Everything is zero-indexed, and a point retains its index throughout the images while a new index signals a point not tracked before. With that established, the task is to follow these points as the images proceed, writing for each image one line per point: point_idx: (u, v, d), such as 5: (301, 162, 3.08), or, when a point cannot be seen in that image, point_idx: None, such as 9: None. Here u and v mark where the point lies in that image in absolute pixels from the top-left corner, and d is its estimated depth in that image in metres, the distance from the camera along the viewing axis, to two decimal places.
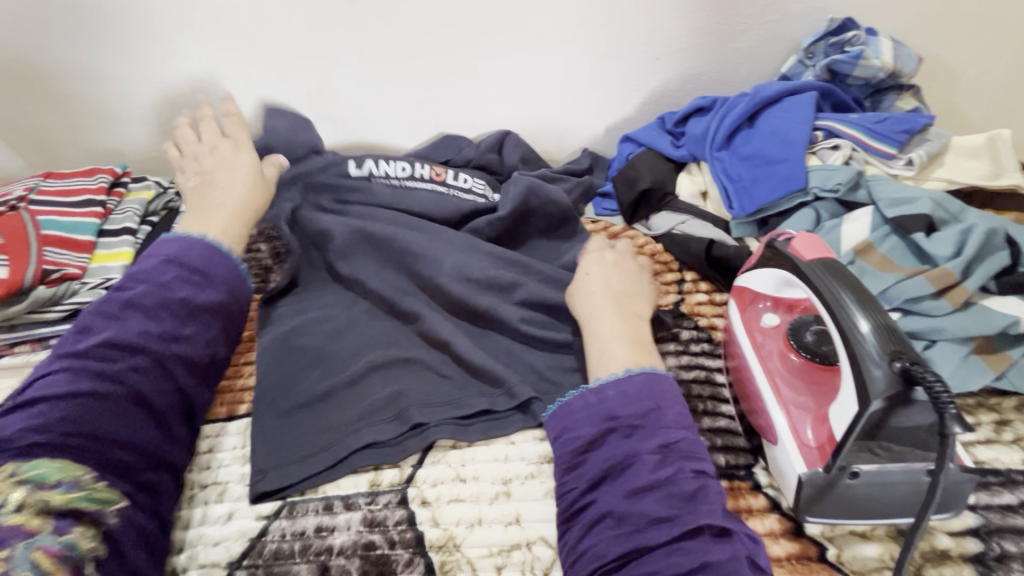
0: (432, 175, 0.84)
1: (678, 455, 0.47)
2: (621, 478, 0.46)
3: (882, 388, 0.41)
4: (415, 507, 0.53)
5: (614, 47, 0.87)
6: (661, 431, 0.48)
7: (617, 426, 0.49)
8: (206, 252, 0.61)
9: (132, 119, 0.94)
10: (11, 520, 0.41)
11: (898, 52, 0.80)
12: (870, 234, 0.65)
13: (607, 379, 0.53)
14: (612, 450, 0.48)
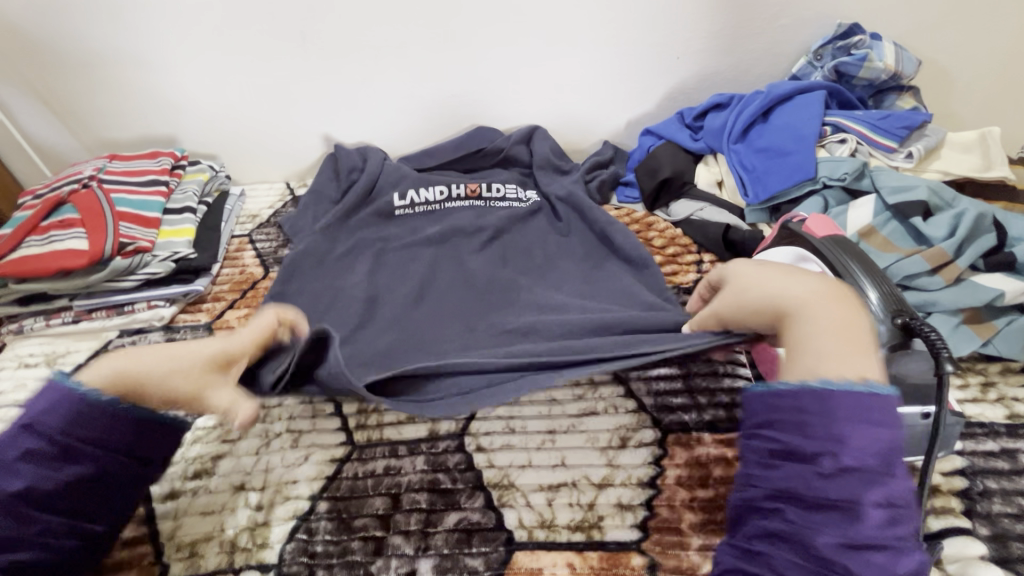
0: (467, 193, 0.88)
1: (854, 481, 0.39)
2: (828, 504, 0.40)
3: (886, 339, 0.48)
4: (472, 451, 0.59)
5: (638, 48, 0.94)
6: (844, 450, 0.40)
7: (826, 448, 0.40)
8: (71, 409, 0.46)
9: (184, 107, 1.00)
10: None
11: (900, 56, 0.87)
12: (873, 218, 0.72)
13: (827, 389, 0.42)
14: (813, 473, 0.40)
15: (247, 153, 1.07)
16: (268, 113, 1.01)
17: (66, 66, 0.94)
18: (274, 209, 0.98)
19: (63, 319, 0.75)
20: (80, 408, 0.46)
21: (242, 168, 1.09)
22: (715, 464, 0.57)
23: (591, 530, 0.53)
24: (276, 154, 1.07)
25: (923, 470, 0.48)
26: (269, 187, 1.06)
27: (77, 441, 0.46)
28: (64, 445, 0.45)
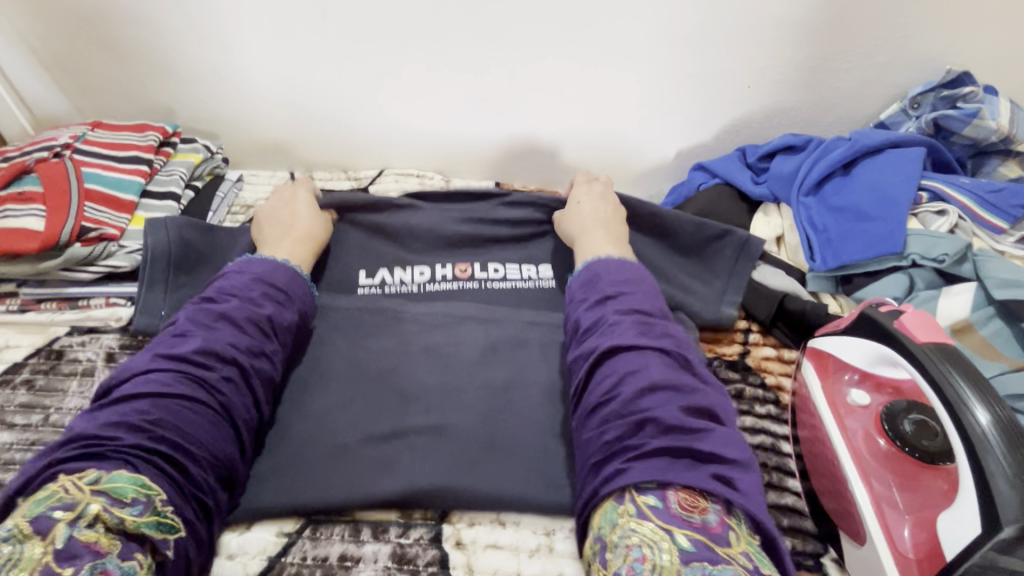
0: (456, 273, 0.71)
1: (620, 408, 0.43)
2: (609, 424, 0.43)
3: (1014, 515, 0.37)
4: (448, 547, 0.48)
5: (706, 69, 0.81)
6: (620, 373, 0.45)
7: (590, 380, 0.47)
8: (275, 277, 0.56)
9: (187, 78, 0.90)
10: (84, 535, 0.36)
11: (1015, 116, 0.74)
12: (971, 313, 0.60)
13: (584, 341, 0.49)
14: (595, 405, 0.45)
15: (251, 135, 0.97)
16: (278, 93, 0.90)
17: (61, 18, 0.84)
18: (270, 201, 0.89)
19: (8, 305, 0.66)
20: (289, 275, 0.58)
21: (244, 150, 0.99)
22: None
23: None
24: (283, 140, 0.97)
25: None
26: (269, 174, 0.96)
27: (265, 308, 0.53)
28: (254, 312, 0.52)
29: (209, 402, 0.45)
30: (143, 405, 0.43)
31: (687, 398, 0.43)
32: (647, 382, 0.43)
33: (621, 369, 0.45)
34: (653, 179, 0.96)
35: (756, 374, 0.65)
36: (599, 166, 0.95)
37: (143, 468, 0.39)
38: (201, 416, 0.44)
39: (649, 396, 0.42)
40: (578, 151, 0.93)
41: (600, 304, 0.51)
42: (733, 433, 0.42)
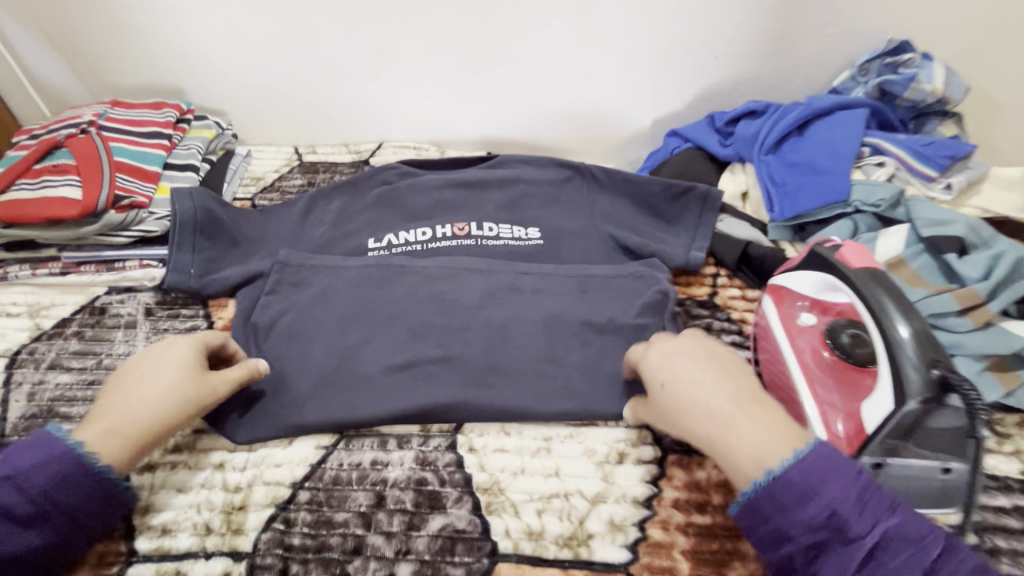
0: (455, 232, 0.79)
1: (860, 534, 0.39)
2: (840, 552, 0.40)
3: (917, 389, 0.46)
4: (463, 452, 0.57)
5: (679, 43, 0.89)
6: (821, 498, 0.41)
7: (795, 538, 0.41)
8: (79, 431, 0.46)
9: (194, 59, 0.95)
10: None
11: (950, 80, 0.83)
12: (904, 249, 0.69)
13: (750, 497, 0.43)
14: (829, 553, 0.40)
15: (256, 113, 1.03)
16: (281, 72, 0.96)
17: (72, 3, 0.89)
18: (279, 173, 0.96)
19: (50, 268, 0.73)
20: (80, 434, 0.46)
21: (249, 128, 1.05)
22: (716, 490, 0.54)
23: (579, 548, 0.50)
24: (286, 117, 1.03)
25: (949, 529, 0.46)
26: (275, 149, 1.03)
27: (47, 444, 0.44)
28: (59, 480, 0.44)
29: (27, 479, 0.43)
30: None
31: (840, 481, 0.41)
32: (859, 490, 0.40)
33: (821, 497, 0.41)
34: (633, 146, 1.04)
35: (722, 310, 0.75)
36: (583, 135, 1.03)
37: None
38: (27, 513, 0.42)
39: (788, 509, 0.41)
40: (563, 121, 1.01)
41: (750, 506, 0.43)
42: (891, 502, 0.41)
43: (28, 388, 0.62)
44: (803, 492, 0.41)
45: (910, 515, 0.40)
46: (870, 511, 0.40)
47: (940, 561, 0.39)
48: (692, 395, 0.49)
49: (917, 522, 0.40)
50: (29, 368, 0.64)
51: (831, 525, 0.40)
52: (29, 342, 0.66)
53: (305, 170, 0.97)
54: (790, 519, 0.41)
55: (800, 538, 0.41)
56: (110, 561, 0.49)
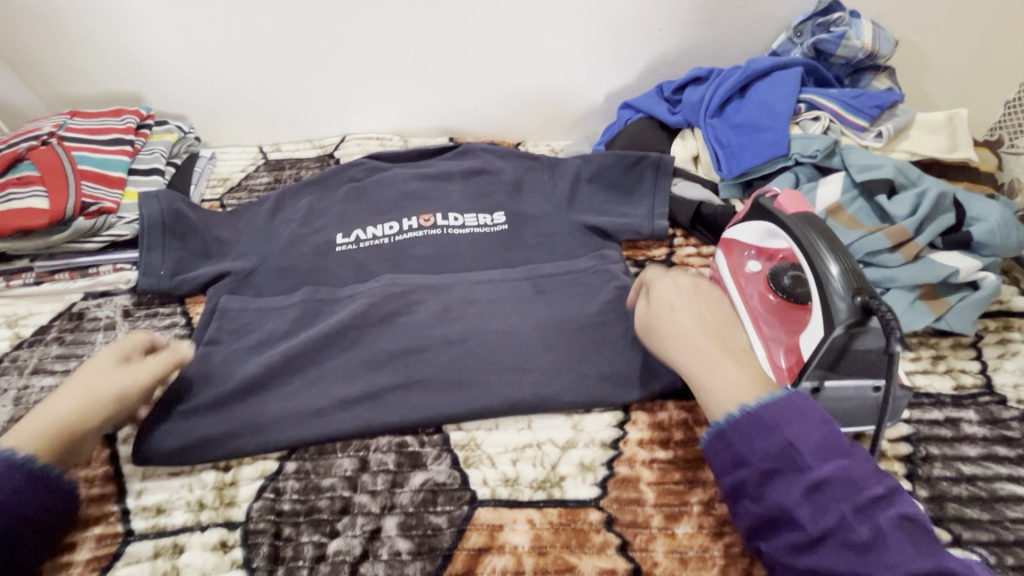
0: (421, 224, 0.81)
1: (807, 457, 0.42)
2: (791, 476, 0.42)
3: (843, 317, 0.50)
4: None
5: (624, 17, 0.92)
6: (779, 429, 0.43)
7: (751, 462, 0.44)
8: (9, 472, 0.47)
9: (150, 65, 0.96)
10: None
11: (877, 35, 0.88)
12: (841, 196, 0.73)
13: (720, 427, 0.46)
14: (780, 479, 0.42)
15: (218, 115, 1.04)
16: (238, 71, 0.97)
17: (21, 16, 0.89)
18: (245, 172, 0.98)
19: (24, 279, 0.74)
20: (15, 472, 0.47)
21: (212, 130, 1.06)
22: (677, 428, 0.59)
23: (552, 489, 0.55)
24: (249, 118, 1.04)
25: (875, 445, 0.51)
26: (240, 149, 1.04)
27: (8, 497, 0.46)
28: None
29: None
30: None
31: (805, 421, 0.43)
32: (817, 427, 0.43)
33: (777, 425, 0.44)
34: (590, 121, 1.08)
35: (679, 268, 0.79)
36: (541, 114, 1.06)
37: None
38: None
39: (751, 436, 0.44)
40: (520, 101, 1.04)
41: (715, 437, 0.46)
42: (849, 446, 0.42)
43: (14, 394, 0.64)
44: (763, 422, 0.44)
45: (861, 460, 0.42)
46: (824, 446, 0.42)
47: (878, 500, 0.40)
48: (687, 352, 0.52)
49: (863, 466, 0.42)
50: (13, 375, 0.65)
51: (787, 455, 0.43)
52: (10, 350, 0.68)
53: (271, 168, 0.99)
54: (748, 447, 0.44)
55: (756, 464, 0.44)
56: (108, 543, 0.52)
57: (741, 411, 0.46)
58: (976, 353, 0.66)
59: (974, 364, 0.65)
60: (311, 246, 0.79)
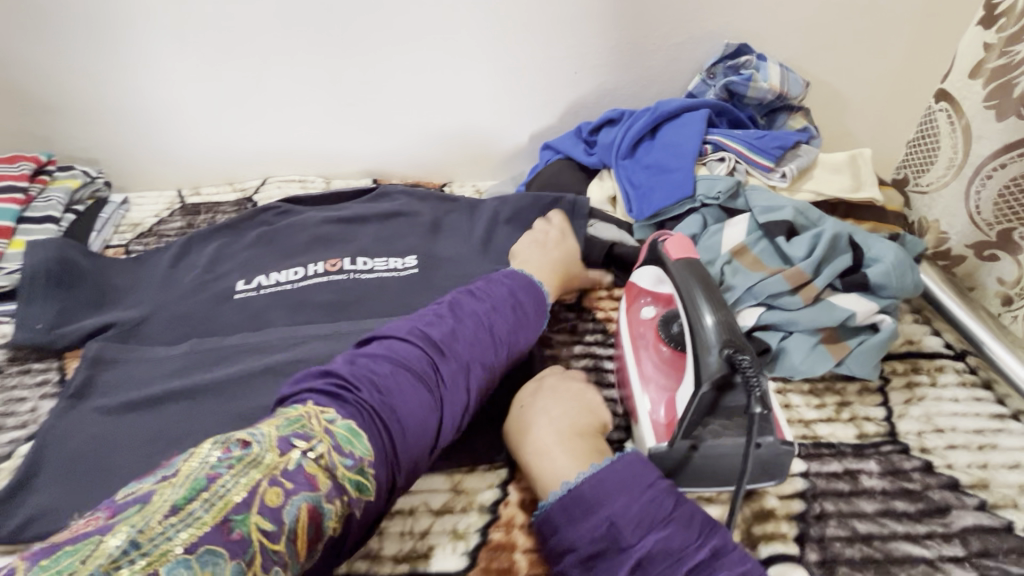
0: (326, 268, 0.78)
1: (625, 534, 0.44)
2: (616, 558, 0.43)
3: (713, 373, 0.47)
4: None
5: (537, 59, 0.93)
6: (598, 510, 0.45)
7: (579, 545, 0.45)
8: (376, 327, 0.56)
9: (63, 111, 0.95)
10: (309, 466, 0.42)
11: (785, 77, 0.89)
12: (745, 237, 0.72)
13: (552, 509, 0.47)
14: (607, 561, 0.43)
15: (134, 159, 1.02)
16: (154, 113, 0.96)
17: None
18: (158, 217, 0.95)
19: None
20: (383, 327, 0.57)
21: (129, 175, 1.03)
22: None
23: (417, 561, 0.50)
24: (167, 162, 1.02)
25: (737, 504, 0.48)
26: (157, 194, 1.02)
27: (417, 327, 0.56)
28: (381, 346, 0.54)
29: (500, 337, 0.58)
30: (328, 403, 0.47)
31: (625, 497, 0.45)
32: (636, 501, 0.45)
33: (596, 505, 0.45)
34: (516, 162, 1.07)
35: (589, 312, 0.77)
36: (466, 155, 1.05)
37: (356, 423, 0.46)
38: (477, 357, 0.56)
39: (575, 521, 0.46)
40: (444, 142, 1.03)
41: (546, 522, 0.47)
42: (678, 516, 0.44)
43: None
44: (582, 503, 0.46)
45: (686, 526, 0.44)
46: (644, 522, 0.44)
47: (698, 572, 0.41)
48: (528, 437, 0.55)
49: (650, 517, 0.44)
50: None
51: (609, 534, 0.44)
52: None
53: (186, 213, 0.96)
54: (574, 531, 0.45)
55: (584, 549, 0.45)
56: None
57: (565, 496, 0.47)
58: (881, 399, 0.64)
59: (879, 411, 0.63)
60: (206, 295, 0.76)
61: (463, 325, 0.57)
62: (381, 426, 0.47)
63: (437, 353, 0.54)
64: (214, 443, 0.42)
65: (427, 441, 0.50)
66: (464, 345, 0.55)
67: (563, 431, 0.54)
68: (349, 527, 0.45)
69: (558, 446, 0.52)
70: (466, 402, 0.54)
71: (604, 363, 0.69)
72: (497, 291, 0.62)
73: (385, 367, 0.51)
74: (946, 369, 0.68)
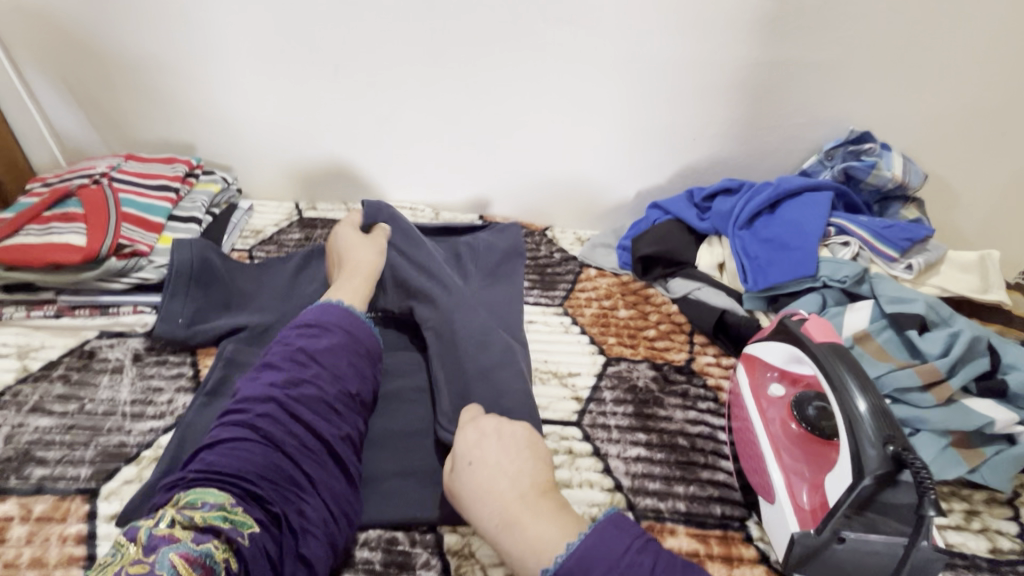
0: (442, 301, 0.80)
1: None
2: None
3: (874, 467, 0.47)
4: (444, 532, 0.56)
5: (658, 124, 0.97)
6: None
7: None
8: (346, 349, 0.61)
9: (209, 119, 1.02)
10: (161, 530, 0.43)
11: (907, 168, 0.90)
12: (869, 324, 0.72)
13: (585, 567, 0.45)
14: None
15: (260, 170, 1.08)
16: (291, 131, 1.02)
17: (100, 63, 0.97)
18: (279, 227, 1.00)
19: (44, 311, 0.74)
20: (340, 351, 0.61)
21: (253, 183, 1.10)
22: (686, 558, 0.56)
23: None
24: (291, 175, 1.09)
25: None
26: (277, 205, 1.07)
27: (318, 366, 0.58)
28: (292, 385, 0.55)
29: (342, 361, 0.60)
30: (237, 480, 0.48)
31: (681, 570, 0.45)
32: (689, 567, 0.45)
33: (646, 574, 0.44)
34: (617, 215, 1.10)
35: (698, 377, 0.77)
36: (570, 203, 1.09)
37: (238, 494, 0.47)
38: (308, 395, 0.55)
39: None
40: (551, 189, 1.07)
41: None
42: (655, 566, 0.44)
43: (7, 431, 0.62)
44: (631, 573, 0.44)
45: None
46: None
47: None
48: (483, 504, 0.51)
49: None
50: (10, 411, 0.64)
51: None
52: (14, 383, 0.67)
53: (304, 226, 1.01)
54: None
55: None
56: None
57: (559, 568, 0.45)
58: (1012, 513, 0.62)
59: (1011, 526, 0.61)
60: None
61: (268, 368, 0.57)
62: (232, 479, 0.48)
63: (255, 407, 0.53)
64: (160, 516, 0.45)
65: (302, 484, 0.51)
66: (298, 389, 0.55)
67: (533, 502, 0.51)
68: (255, 564, 0.45)
69: (524, 514, 0.49)
70: (316, 446, 0.54)
71: (719, 433, 0.69)
72: (296, 327, 0.61)
73: (224, 429, 0.52)
74: None
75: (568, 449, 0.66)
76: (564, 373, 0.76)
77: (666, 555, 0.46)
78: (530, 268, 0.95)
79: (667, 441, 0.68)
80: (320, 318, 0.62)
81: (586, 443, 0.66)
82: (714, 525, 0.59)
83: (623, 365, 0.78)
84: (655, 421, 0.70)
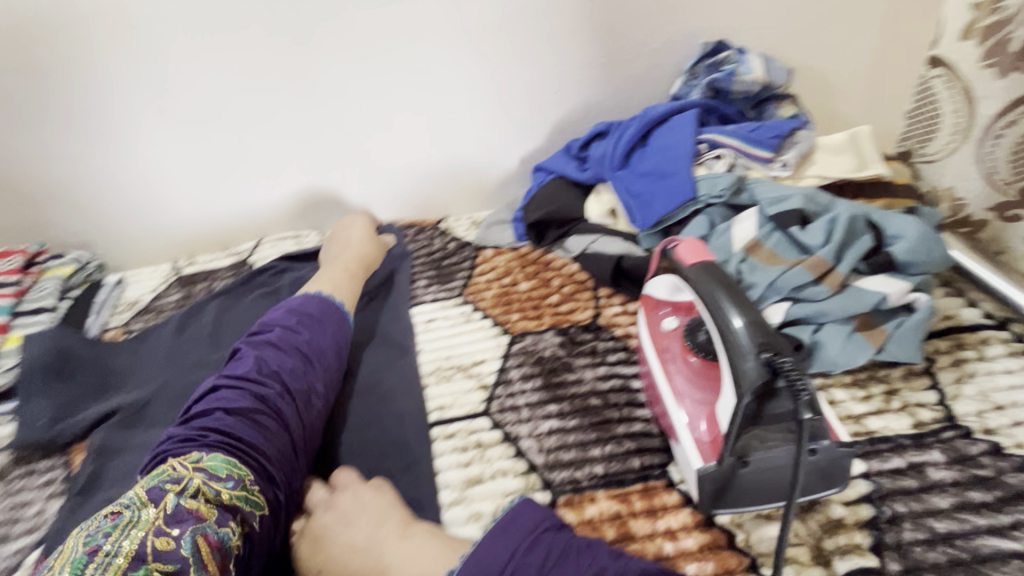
0: None
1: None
2: None
3: (752, 379, 0.44)
4: None
5: (517, 85, 0.93)
6: None
7: None
8: (305, 380, 0.58)
9: (50, 198, 0.94)
10: (186, 504, 0.45)
11: (768, 67, 0.88)
12: (756, 232, 0.69)
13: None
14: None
15: (122, 236, 1.00)
16: (139, 185, 0.94)
17: None
18: (155, 293, 0.93)
19: None
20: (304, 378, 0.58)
21: (122, 253, 1.01)
22: (608, 523, 0.53)
23: None
24: (158, 232, 1.00)
25: (789, 522, 0.43)
26: (152, 270, 1.00)
27: (274, 393, 0.55)
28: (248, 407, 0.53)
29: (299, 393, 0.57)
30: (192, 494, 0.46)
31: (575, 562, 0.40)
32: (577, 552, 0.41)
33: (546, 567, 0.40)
34: (509, 188, 1.05)
35: (606, 330, 0.74)
36: (458, 188, 1.03)
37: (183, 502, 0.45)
38: (262, 428, 0.52)
39: None
40: (433, 177, 1.02)
41: None
42: (543, 563, 0.41)
43: None
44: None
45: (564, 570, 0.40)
46: None
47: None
48: (343, 541, 0.49)
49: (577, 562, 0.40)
50: None
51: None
52: None
53: (183, 284, 0.94)
54: None
55: None
56: None
57: None
58: (930, 381, 0.60)
59: (931, 395, 0.59)
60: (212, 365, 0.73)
61: (222, 392, 0.54)
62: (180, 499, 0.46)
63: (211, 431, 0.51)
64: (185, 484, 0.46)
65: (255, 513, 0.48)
66: (251, 422, 0.52)
67: (390, 535, 0.48)
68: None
69: None
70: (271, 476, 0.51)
71: (632, 382, 0.66)
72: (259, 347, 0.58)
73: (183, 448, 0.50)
74: (992, 340, 0.64)
75: (477, 443, 0.62)
76: (469, 363, 0.72)
77: (561, 540, 0.42)
78: (425, 264, 0.90)
79: (583, 405, 0.64)
80: (285, 340, 0.60)
81: (495, 431, 0.63)
82: (635, 480, 0.56)
83: (528, 339, 0.74)
84: (565, 388, 0.66)
